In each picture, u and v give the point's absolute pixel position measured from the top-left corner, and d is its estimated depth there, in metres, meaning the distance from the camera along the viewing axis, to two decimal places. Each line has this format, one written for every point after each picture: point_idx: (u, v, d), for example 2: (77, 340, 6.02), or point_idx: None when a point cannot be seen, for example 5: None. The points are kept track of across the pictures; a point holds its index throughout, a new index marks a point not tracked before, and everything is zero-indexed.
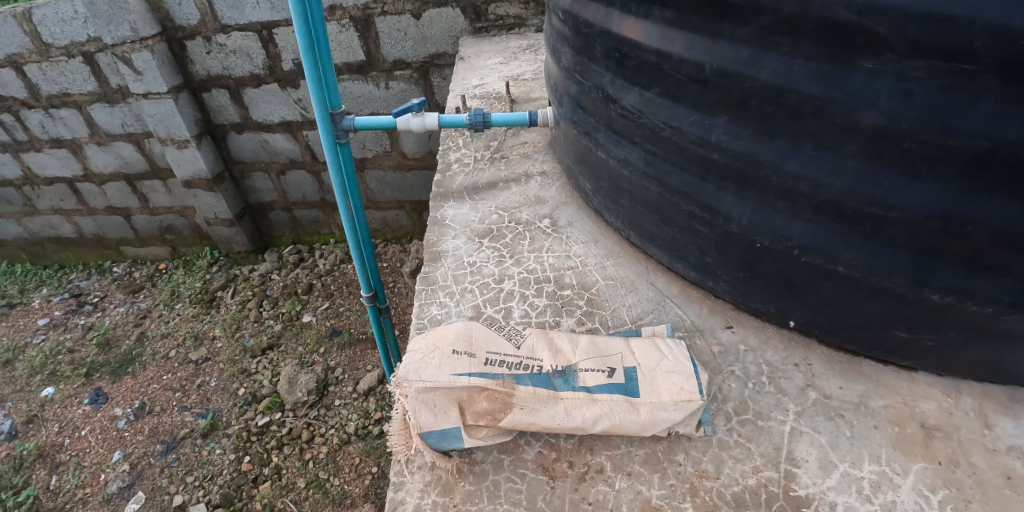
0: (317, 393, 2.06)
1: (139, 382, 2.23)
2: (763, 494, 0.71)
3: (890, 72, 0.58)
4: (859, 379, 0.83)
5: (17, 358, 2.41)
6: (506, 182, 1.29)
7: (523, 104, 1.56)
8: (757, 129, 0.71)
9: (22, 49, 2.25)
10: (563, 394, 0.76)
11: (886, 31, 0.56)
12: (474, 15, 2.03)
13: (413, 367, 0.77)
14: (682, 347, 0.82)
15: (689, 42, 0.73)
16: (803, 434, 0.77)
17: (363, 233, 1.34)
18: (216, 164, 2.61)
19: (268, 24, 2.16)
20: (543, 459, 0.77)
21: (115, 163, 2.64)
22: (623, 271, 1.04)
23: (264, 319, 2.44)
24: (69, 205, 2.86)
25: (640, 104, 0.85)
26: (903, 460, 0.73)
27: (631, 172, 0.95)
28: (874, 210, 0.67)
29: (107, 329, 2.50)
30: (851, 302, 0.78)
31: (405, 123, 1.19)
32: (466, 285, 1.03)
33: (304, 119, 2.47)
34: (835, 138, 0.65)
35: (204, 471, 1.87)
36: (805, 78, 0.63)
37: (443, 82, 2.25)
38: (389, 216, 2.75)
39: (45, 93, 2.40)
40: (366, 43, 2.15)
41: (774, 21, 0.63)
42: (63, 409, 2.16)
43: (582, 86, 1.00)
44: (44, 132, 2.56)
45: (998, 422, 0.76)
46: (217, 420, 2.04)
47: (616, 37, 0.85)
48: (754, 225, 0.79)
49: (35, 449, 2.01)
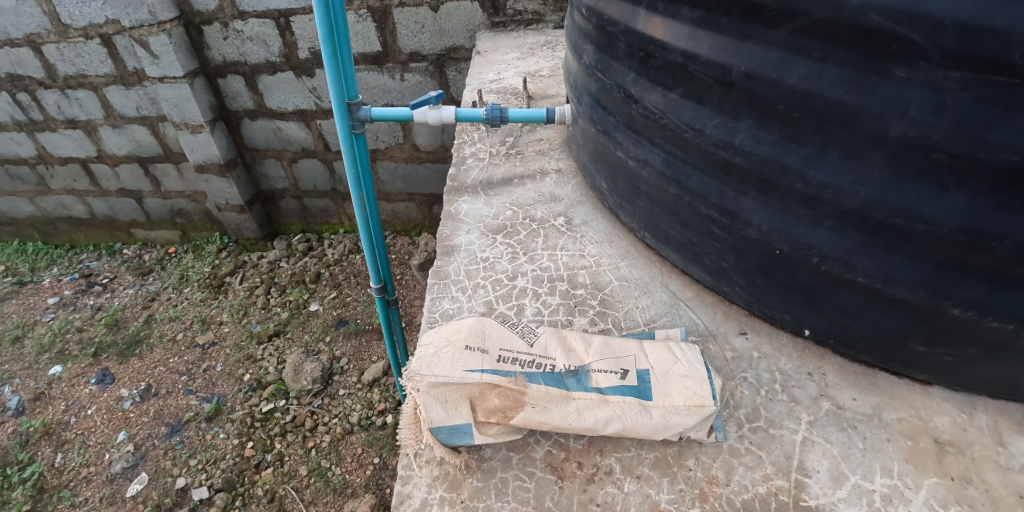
0: (322, 382, 2.07)
1: (146, 363, 2.25)
2: (772, 502, 0.71)
3: (923, 83, 0.57)
4: (873, 391, 0.82)
5: (27, 335, 2.43)
6: (521, 179, 1.29)
7: (540, 101, 1.56)
8: (782, 134, 0.70)
9: (41, 30, 2.26)
10: (575, 395, 0.76)
11: (922, 40, 0.55)
12: (492, 9, 2.02)
13: (425, 361, 0.77)
14: (695, 351, 0.82)
15: (717, 44, 0.72)
16: (815, 444, 0.76)
17: (375, 223, 1.33)
18: (229, 150, 2.61)
19: (286, 11, 2.16)
20: (552, 459, 0.76)
21: (129, 145, 2.65)
22: (637, 272, 1.04)
23: (272, 306, 2.45)
24: (82, 185, 2.88)
25: (663, 104, 0.84)
26: (916, 474, 0.72)
27: (649, 174, 0.94)
28: (899, 221, 0.66)
29: (117, 311, 2.52)
30: (867, 314, 0.77)
31: (421, 115, 1.17)
32: (478, 281, 1.03)
33: (317, 108, 2.46)
34: (861, 147, 0.64)
35: (207, 454, 1.88)
36: (835, 84, 0.62)
37: (458, 75, 2.24)
38: (399, 208, 2.75)
39: (62, 74, 2.41)
40: (383, 34, 2.15)
41: (807, 26, 0.62)
42: (70, 387, 2.18)
43: (603, 84, 0.99)
44: (60, 112, 2.58)
45: (1012, 440, 0.75)
46: (221, 404, 2.06)
47: (641, 35, 0.84)
48: (774, 231, 0.78)
49: (41, 426, 2.03)
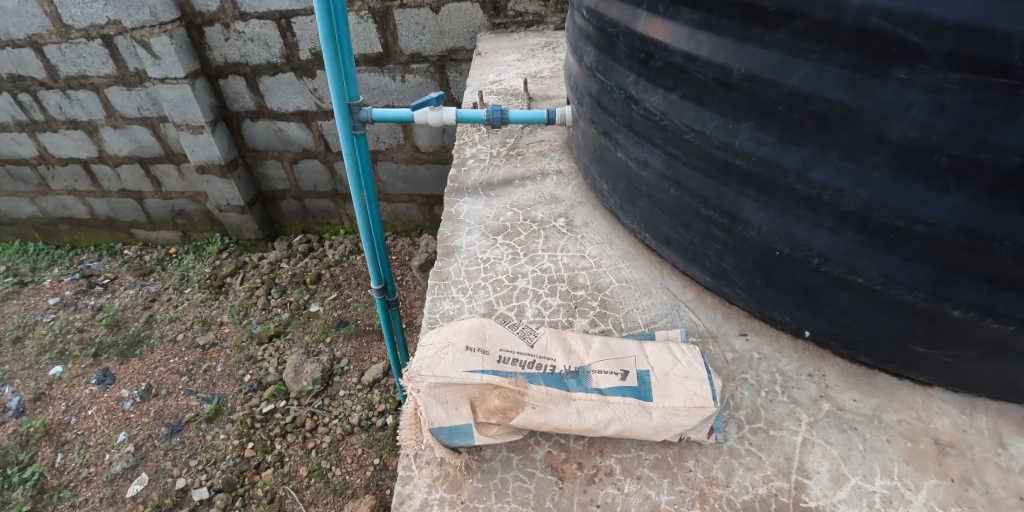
0: (322, 383, 2.07)
1: (146, 364, 2.25)
2: (772, 503, 0.71)
3: (924, 84, 0.57)
4: (873, 393, 0.82)
5: (27, 335, 2.43)
6: (521, 180, 1.29)
7: (540, 102, 1.56)
8: (783, 135, 0.70)
9: (43, 30, 2.27)
10: (575, 396, 0.76)
11: (922, 42, 0.55)
12: (493, 10, 2.02)
13: (426, 362, 0.77)
14: (696, 351, 0.82)
15: (717, 45, 0.72)
16: (815, 445, 0.76)
17: (376, 224, 1.33)
18: (229, 150, 2.61)
19: (287, 12, 2.16)
20: (552, 460, 0.76)
21: (130, 146, 2.65)
22: (637, 273, 1.04)
23: (272, 307, 2.46)
24: (83, 186, 2.88)
25: (663, 106, 0.84)
26: (916, 475, 0.72)
27: (650, 175, 0.94)
28: (899, 222, 0.66)
29: (117, 311, 2.52)
30: (867, 315, 0.77)
31: (422, 116, 1.17)
32: (479, 282, 1.03)
33: (318, 109, 2.47)
34: (862, 148, 0.64)
35: (207, 455, 1.88)
36: (836, 86, 0.63)
37: (459, 77, 2.24)
38: (400, 208, 2.75)
39: (63, 74, 2.42)
40: (383, 35, 2.15)
41: (807, 27, 0.62)
42: (71, 387, 2.18)
43: (604, 86, 0.99)
44: (61, 113, 2.58)
45: (1012, 442, 0.75)
46: (222, 405, 2.06)
47: (642, 37, 0.84)
48: (774, 233, 0.78)
49: (41, 427, 2.04)
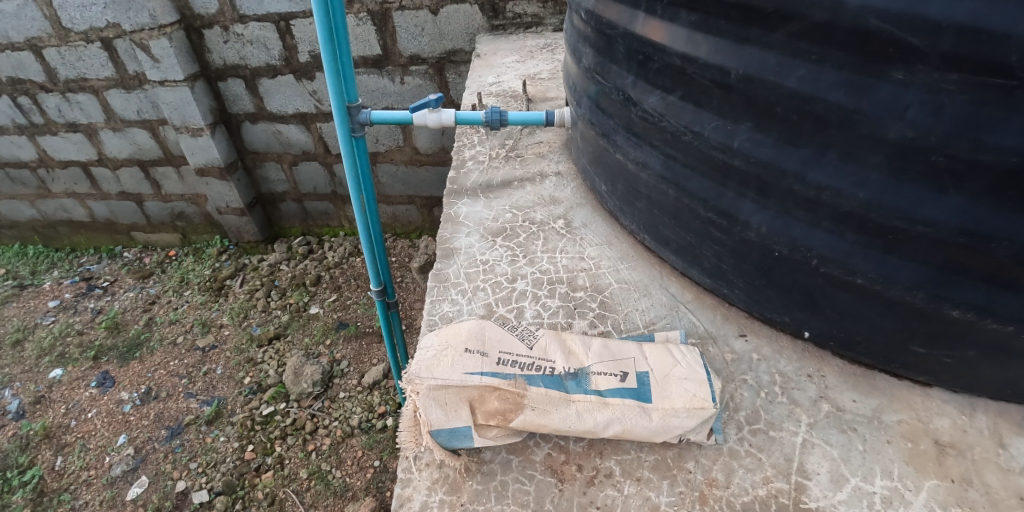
0: (322, 385, 2.07)
1: (146, 367, 2.25)
2: (772, 505, 0.70)
3: (921, 85, 0.57)
4: (873, 393, 0.82)
5: (27, 338, 2.43)
6: (520, 182, 1.29)
7: (539, 103, 1.56)
8: (781, 137, 0.70)
9: (42, 33, 2.27)
10: (575, 397, 0.76)
11: (920, 43, 0.55)
12: (492, 12, 2.02)
13: (425, 364, 0.77)
14: (695, 353, 0.82)
15: (715, 47, 0.72)
16: (815, 446, 0.76)
17: (375, 226, 1.32)
18: (229, 152, 2.61)
19: (286, 15, 2.17)
20: (551, 461, 0.76)
21: (129, 148, 2.65)
22: (636, 275, 1.04)
23: (272, 309, 2.46)
24: (82, 189, 2.88)
25: (662, 107, 0.84)
26: (916, 476, 0.72)
27: (648, 176, 0.95)
28: (897, 222, 0.66)
29: (117, 314, 2.52)
30: (867, 316, 0.77)
31: (421, 118, 1.17)
32: (478, 284, 1.03)
33: (318, 111, 2.47)
34: (861, 149, 0.64)
35: (207, 458, 1.88)
36: (834, 86, 0.63)
37: (458, 79, 2.25)
38: (399, 210, 2.75)
39: (62, 77, 2.42)
40: (383, 37, 2.16)
41: (804, 29, 0.62)
42: (70, 390, 2.18)
43: (602, 87, 0.99)
44: (60, 116, 2.58)
45: (1012, 442, 0.75)
46: (222, 407, 2.06)
47: (640, 38, 0.84)
48: (773, 234, 0.78)
49: (41, 430, 2.03)
